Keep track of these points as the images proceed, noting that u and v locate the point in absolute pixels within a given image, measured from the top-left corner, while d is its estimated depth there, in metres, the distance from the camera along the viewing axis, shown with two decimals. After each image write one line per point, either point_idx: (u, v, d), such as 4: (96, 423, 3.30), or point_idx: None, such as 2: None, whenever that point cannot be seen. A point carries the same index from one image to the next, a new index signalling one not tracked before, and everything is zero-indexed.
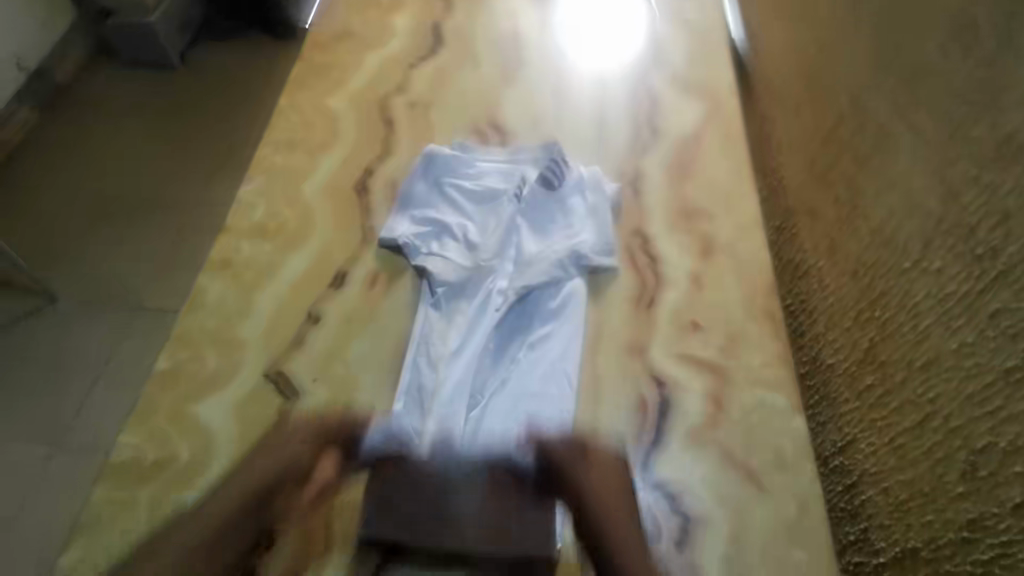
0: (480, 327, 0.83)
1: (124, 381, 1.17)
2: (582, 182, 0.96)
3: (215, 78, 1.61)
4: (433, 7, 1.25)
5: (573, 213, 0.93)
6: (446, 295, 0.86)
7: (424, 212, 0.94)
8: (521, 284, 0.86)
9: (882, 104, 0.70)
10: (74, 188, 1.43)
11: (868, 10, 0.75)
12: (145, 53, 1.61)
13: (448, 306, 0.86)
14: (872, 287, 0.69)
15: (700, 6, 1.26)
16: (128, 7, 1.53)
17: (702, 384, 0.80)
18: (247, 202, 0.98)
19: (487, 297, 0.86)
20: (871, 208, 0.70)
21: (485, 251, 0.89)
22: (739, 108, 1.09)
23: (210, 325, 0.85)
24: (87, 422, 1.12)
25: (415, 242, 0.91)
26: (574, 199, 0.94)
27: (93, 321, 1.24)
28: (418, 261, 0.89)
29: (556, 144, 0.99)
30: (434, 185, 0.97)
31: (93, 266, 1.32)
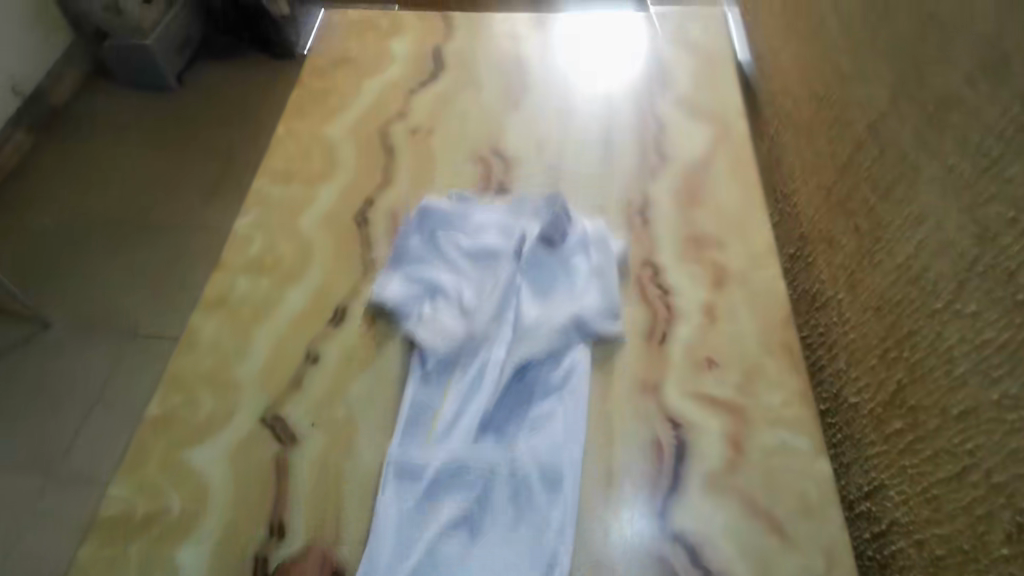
0: (477, 399, 0.77)
1: (116, 413, 1.28)
2: (586, 238, 0.90)
3: (227, 115, 1.73)
4: (434, 30, 1.23)
5: (576, 272, 0.88)
6: (439, 363, 0.80)
7: (416, 270, 0.88)
8: (521, 354, 0.80)
9: (905, 133, 0.67)
10: (92, 211, 1.57)
11: (885, 35, 0.72)
12: (146, 76, 1.78)
13: (440, 381, 0.79)
14: (898, 325, 0.67)
15: (704, 25, 1.24)
16: (122, 28, 1.67)
17: (720, 425, 0.76)
18: (243, 235, 0.95)
19: (483, 367, 0.79)
20: (896, 243, 0.68)
21: (481, 317, 0.83)
22: (748, 130, 1.06)
23: (204, 367, 0.82)
24: (87, 447, 1.23)
25: (406, 305, 0.85)
26: (577, 257, 0.89)
27: (81, 345, 1.36)
28: (408, 329, 0.83)
29: (561, 196, 0.95)
30: (430, 240, 0.91)
31: (102, 291, 1.44)
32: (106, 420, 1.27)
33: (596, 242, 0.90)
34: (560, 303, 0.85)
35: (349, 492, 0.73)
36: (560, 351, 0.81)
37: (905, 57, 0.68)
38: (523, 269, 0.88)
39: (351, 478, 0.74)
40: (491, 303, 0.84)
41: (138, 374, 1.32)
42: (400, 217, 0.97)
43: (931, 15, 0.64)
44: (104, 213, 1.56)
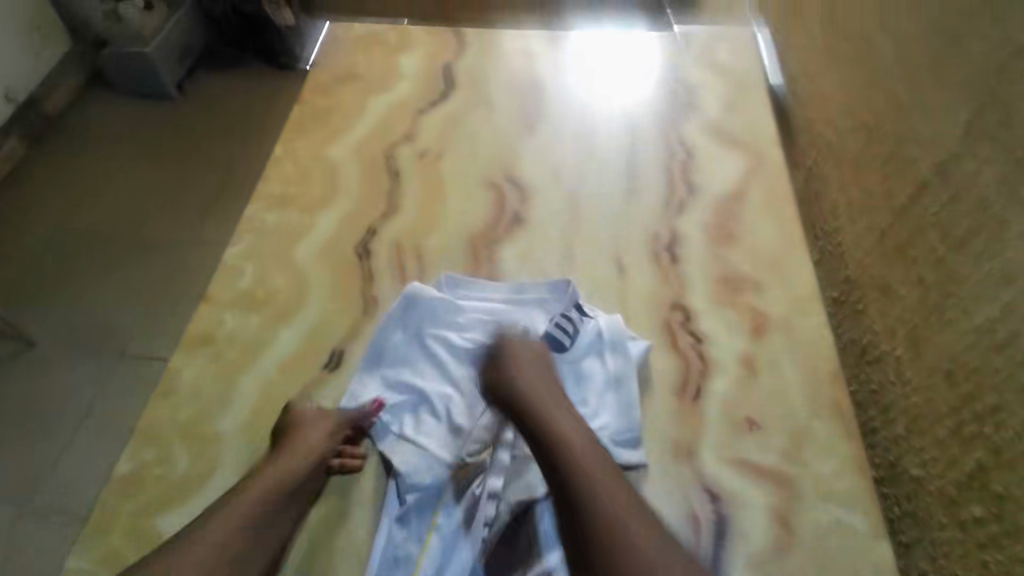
0: (461, 548, 0.64)
1: (125, 415, 0.90)
2: (600, 345, 0.76)
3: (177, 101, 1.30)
4: (446, 46, 1.16)
5: (589, 383, 0.74)
6: (416, 497, 0.67)
7: (398, 374, 0.75)
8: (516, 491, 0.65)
9: (986, 180, 0.59)
10: (79, 227, 1.12)
11: (955, 67, 0.64)
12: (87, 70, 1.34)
13: (418, 525, 0.66)
14: (980, 398, 0.58)
15: (734, 46, 1.16)
16: (121, 35, 1.25)
17: (764, 497, 0.69)
18: (234, 266, 0.87)
19: (474, 504, 0.66)
20: (973, 303, 0.60)
21: (471, 442, 0.70)
22: (784, 160, 0.98)
23: (183, 417, 0.73)
24: (66, 495, 0.82)
25: (385, 420, 0.73)
26: (588, 363, 0.75)
27: None
28: (385, 448, 0.71)
29: (571, 284, 0.81)
30: (414, 335, 0.78)
31: (47, 315, 1.01)
32: (108, 435, 0.87)
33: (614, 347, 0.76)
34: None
35: (344, 565, 0.65)
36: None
37: (984, 94, 0.61)
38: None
39: (346, 549, 0.66)
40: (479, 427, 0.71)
41: (125, 392, 0.91)
42: (406, 249, 0.89)
43: (1018, 49, 0.57)
44: None
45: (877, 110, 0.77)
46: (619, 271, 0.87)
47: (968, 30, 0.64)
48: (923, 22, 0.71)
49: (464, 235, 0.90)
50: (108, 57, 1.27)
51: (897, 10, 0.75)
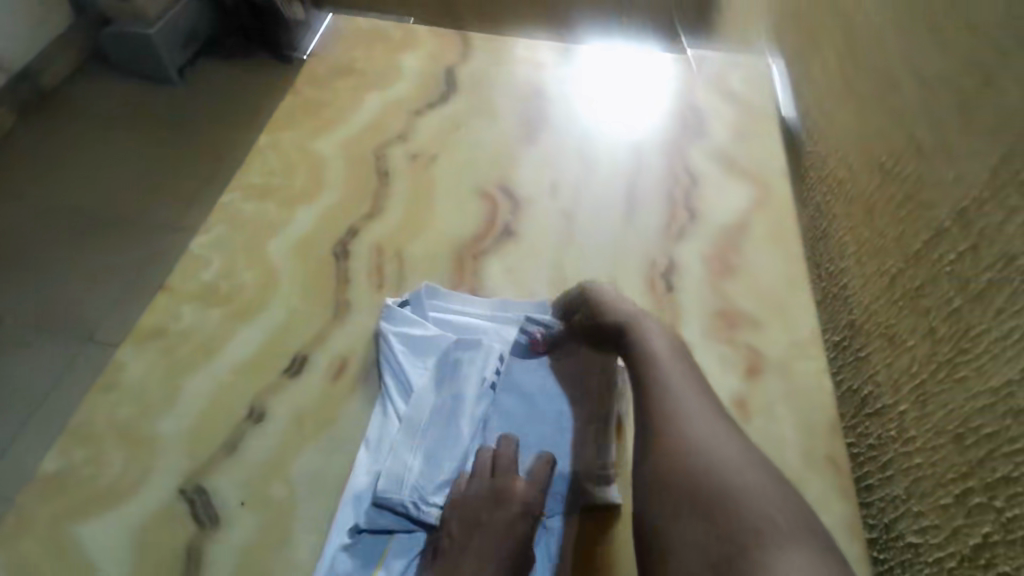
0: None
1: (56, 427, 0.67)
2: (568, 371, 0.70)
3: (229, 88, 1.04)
4: (450, 48, 1.11)
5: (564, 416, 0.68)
6: (390, 520, 0.60)
7: (400, 393, 0.69)
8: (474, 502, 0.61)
9: (1016, 230, 0.55)
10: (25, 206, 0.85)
11: (985, 109, 0.61)
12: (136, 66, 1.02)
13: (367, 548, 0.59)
14: (991, 466, 0.53)
15: (748, 75, 1.14)
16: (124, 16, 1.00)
17: None
18: (200, 256, 0.81)
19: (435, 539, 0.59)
20: (990, 362, 0.55)
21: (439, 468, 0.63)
22: (792, 196, 0.95)
23: (123, 416, 0.67)
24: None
25: (377, 439, 0.66)
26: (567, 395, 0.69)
27: None
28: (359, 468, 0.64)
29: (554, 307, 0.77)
30: (412, 348, 0.72)
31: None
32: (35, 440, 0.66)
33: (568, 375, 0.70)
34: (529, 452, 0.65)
35: None
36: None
37: (1014, 138, 0.57)
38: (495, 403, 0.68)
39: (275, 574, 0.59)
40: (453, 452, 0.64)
41: (65, 382, 0.70)
42: (386, 253, 0.83)
43: None
44: None
45: (895, 149, 0.73)
46: None
47: (1002, 70, 0.59)
48: (948, 59, 0.67)
49: (450, 244, 0.85)
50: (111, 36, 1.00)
51: (922, 45, 0.71)
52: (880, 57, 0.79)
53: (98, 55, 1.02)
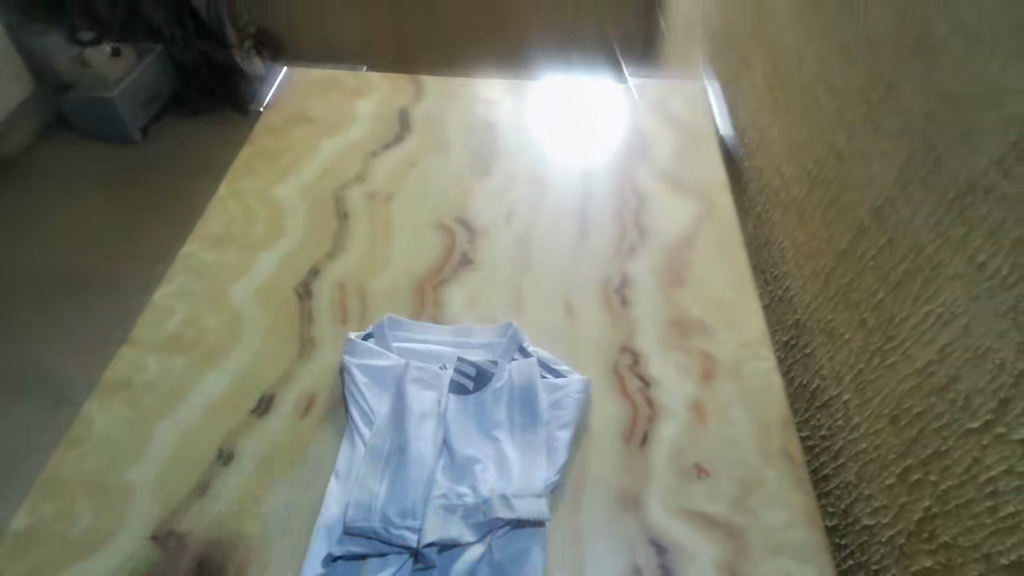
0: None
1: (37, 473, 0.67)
2: (525, 425, 0.71)
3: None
4: (403, 92, 1.16)
5: (540, 421, 0.71)
6: (362, 546, 0.62)
7: (368, 420, 0.71)
8: (435, 535, 0.62)
9: (920, 220, 0.59)
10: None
11: (886, 114, 0.65)
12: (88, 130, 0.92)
13: (348, 539, 0.62)
14: (922, 442, 0.57)
15: (688, 98, 1.20)
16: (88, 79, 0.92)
17: (714, 550, 0.65)
18: (163, 305, 0.83)
19: (410, 485, 0.65)
20: (912, 345, 0.59)
21: (412, 486, 0.65)
22: (733, 207, 1.00)
23: (92, 467, 0.68)
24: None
25: (352, 465, 0.68)
26: (535, 397, 0.72)
27: None
28: (341, 476, 0.67)
29: (513, 324, 0.80)
30: (378, 378, 0.74)
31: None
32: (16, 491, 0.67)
33: (525, 411, 0.72)
34: (482, 492, 0.65)
35: None
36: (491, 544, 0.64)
37: (912, 139, 0.61)
38: (459, 411, 0.72)
39: None
40: (418, 481, 0.65)
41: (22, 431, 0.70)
42: (349, 290, 0.86)
43: (942, 93, 0.57)
44: None
45: (819, 158, 0.78)
46: (568, 314, 0.85)
47: (897, 78, 0.64)
48: (853, 71, 0.72)
49: (411, 276, 0.88)
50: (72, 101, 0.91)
51: (832, 61, 0.77)
52: (799, 76, 0.85)
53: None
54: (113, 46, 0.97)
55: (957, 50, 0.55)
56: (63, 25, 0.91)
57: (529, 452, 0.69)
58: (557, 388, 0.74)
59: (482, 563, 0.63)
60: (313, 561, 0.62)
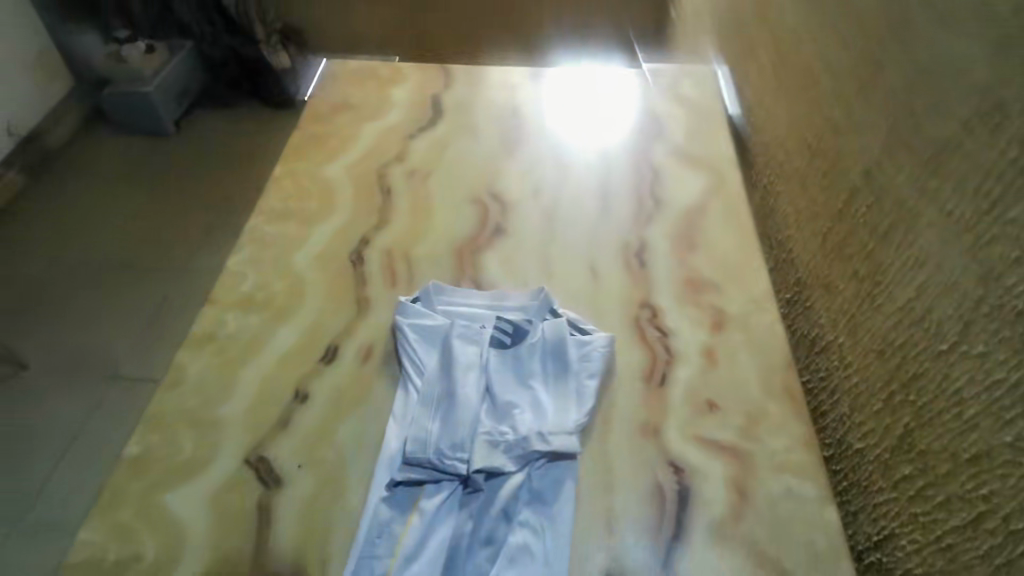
0: (447, 518, 0.70)
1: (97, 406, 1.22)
2: (556, 375, 0.81)
3: (210, 125, 1.86)
4: (435, 80, 1.26)
5: (569, 370, 0.81)
6: (420, 473, 0.73)
7: (419, 371, 0.82)
8: (482, 464, 0.72)
9: (902, 179, 0.68)
10: (85, 258, 1.57)
11: (875, 88, 0.74)
12: (146, 124, 1.84)
13: (408, 465, 0.73)
14: (903, 368, 0.66)
15: (697, 81, 1.29)
16: (120, 75, 1.81)
17: (724, 469, 0.75)
18: (235, 271, 0.93)
19: (459, 422, 0.75)
20: (896, 286, 0.68)
21: (460, 422, 0.75)
22: (741, 180, 1.09)
23: (188, 405, 0.79)
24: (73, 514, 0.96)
25: (408, 409, 0.79)
26: (564, 351, 0.82)
27: (129, 343, 1.39)
28: (399, 419, 0.78)
29: (544, 289, 0.90)
30: (426, 335, 0.85)
31: (87, 300, 1.49)
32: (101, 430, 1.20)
33: (557, 363, 0.82)
34: (520, 431, 0.75)
35: (333, 530, 0.70)
36: (531, 474, 0.73)
37: (897, 109, 0.70)
38: (498, 363, 0.82)
39: (333, 515, 0.71)
40: (465, 420, 0.75)
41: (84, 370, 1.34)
42: (397, 256, 0.96)
43: (921, 68, 0.66)
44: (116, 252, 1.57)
45: (818, 131, 0.87)
46: (593, 276, 0.95)
47: (884, 56, 0.73)
48: (846, 51, 0.81)
49: (451, 244, 0.98)
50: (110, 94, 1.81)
51: (828, 42, 0.86)
52: (800, 57, 0.94)
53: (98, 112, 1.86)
54: (146, 47, 1.82)
55: (933, 30, 0.64)
56: (93, 24, 1.80)
57: (560, 399, 0.79)
58: (585, 343, 0.84)
59: (522, 490, 0.72)
60: (379, 484, 0.73)
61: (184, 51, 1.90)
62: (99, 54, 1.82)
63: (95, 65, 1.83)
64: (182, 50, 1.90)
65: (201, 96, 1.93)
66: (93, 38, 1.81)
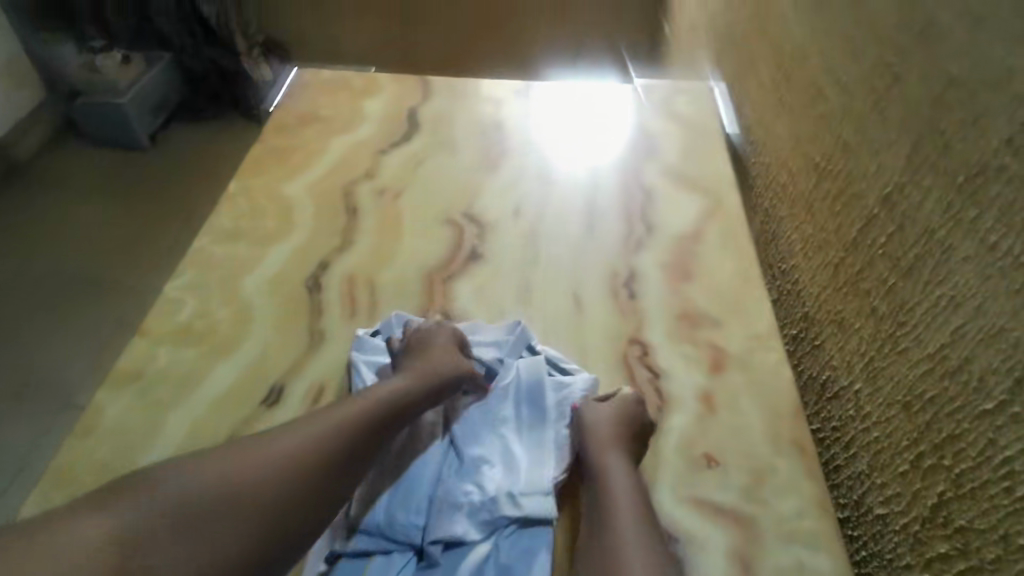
0: None
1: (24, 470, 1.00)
2: (528, 425, 0.71)
3: (186, 139, 1.64)
4: (411, 92, 1.18)
5: (544, 420, 0.71)
6: (368, 543, 0.62)
7: None
8: (441, 533, 0.61)
9: (929, 206, 0.59)
10: (31, 271, 1.37)
11: (893, 102, 0.65)
12: (118, 138, 1.61)
13: (355, 535, 0.63)
14: (935, 426, 0.56)
15: (693, 97, 1.21)
16: (96, 86, 1.57)
17: (724, 537, 0.65)
18: (171, 299, 0.83)
19: (416, 481, 0.66)
20: (924, 330, 0.58)
21: (419, 484, 0.65)
22: (741, 204, 1.00)
23: (103, 455, 0.69)
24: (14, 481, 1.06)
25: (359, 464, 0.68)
26: (540, 395, 0.72)
27: (78, 371, 1.21)
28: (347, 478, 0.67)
29: (520, 323, 0.81)
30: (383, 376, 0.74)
31: (31, 317, 1.30)
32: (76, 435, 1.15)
33: (532, 410, 0.72)
34: (489, 491, 0.64)
35: None
36: (498, 544, 0.62)
37: (921, 125, 0.61)
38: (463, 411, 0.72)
39: None
40: (425, 479, 0.66)
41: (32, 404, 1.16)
42: (358, 283, 0.86)
43: (951, 79, 0.57)
44: (73, 265, 1.39)
45: (826, 151, 0.78)
46: (577, 308, 0.85)
47: (904, 68, 0.64)
48: (858, 61, 0.72)
49: (420, 270, 0.88)
50: (81, 106, 1.58)
51: (837, 53, 0.77)
52: (807, 70, 0.85)
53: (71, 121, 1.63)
54: (123, 56, 1.58)
55: (963, 35, 0.55)
56: (71, 34, 1.58)
57: (533, 453, 0.68)
58: (563, 387, 0.74)
59: (488, 563, 0.60)
60: (319, 554, 0.62)
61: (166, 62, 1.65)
62: (74, 63, 1.56)
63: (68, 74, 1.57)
64: (161, 62, 1.65)
65: (182, 108, 1.70)
66: (70, 48, 1.57)
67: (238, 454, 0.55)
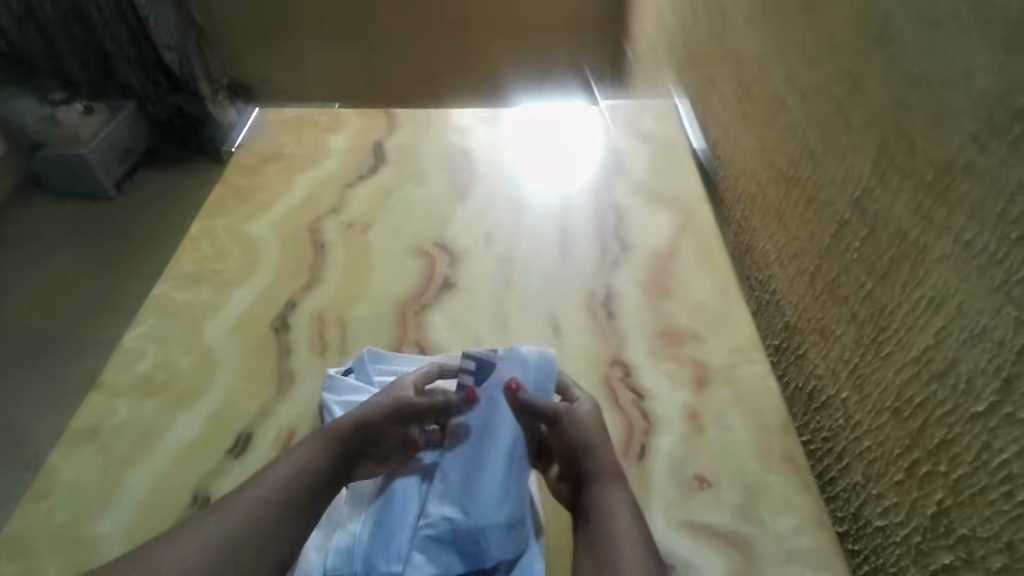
0: None
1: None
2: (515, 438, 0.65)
3: (161, 187, 1.50)
4: (376, 125, 1.16)
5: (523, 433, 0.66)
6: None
7: None
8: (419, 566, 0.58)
9: (899, 207, 0.58)
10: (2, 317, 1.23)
11: (854, 107, 0.66)
12: (83, 186, 1.48)
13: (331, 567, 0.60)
14: (927, 432, 0.54)
15: (659, 115, 1.22)
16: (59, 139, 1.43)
17: (722, 562, 0.62)
18: (132, 349, 0.80)
19: (392, 510, 0.62)
20: (906, 333, 0.57)
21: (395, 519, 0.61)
22: (713, 218, 0.99)
23: (60, 519, 0.65)
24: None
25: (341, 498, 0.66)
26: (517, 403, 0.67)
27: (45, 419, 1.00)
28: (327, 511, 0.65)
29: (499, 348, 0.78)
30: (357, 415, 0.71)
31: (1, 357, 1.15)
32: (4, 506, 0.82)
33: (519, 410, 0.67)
34: (469, 513, 0.60)
35: None
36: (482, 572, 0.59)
37: (884, 128, 0.61)
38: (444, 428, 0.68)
39: None
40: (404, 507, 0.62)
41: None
42: (328, 321, 0.83)
43: (910, 80, 0.57)
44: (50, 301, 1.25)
45: (793, 160, 0.78)
46: (555, 332, 0.83)
47: (861, 75, 0.65)
48: (817, 71, 0.73)
49: (391, 303, 0.86)
50: (46, 158, 1.41)
51: (795, 65, 0.78)
52: (767, 82, 0.86)
53: (35, 178, 1.39)
54: (85, 107, 1.48)
55: (917, 39, 0.56)
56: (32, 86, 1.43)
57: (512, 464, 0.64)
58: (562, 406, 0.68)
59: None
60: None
61: (129, 111, 1.56)
62: (32, 115, 1.40)
63: (22, 126, 1.39)
64: (123, 111, 1.55)
65: (149, 156, 1.60)
66: (26, 99, 1.40)
67: (200, 525, 0.55)
